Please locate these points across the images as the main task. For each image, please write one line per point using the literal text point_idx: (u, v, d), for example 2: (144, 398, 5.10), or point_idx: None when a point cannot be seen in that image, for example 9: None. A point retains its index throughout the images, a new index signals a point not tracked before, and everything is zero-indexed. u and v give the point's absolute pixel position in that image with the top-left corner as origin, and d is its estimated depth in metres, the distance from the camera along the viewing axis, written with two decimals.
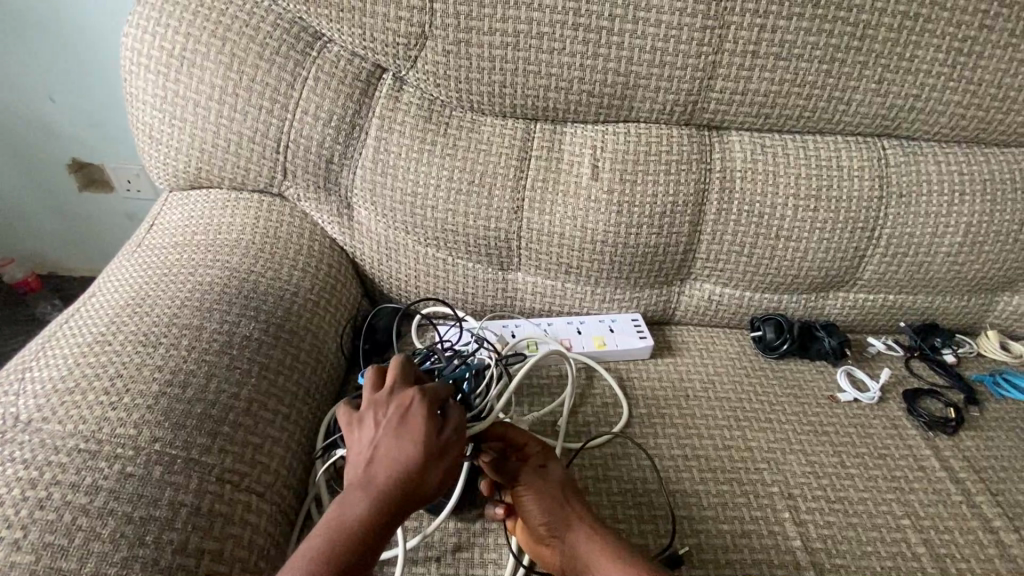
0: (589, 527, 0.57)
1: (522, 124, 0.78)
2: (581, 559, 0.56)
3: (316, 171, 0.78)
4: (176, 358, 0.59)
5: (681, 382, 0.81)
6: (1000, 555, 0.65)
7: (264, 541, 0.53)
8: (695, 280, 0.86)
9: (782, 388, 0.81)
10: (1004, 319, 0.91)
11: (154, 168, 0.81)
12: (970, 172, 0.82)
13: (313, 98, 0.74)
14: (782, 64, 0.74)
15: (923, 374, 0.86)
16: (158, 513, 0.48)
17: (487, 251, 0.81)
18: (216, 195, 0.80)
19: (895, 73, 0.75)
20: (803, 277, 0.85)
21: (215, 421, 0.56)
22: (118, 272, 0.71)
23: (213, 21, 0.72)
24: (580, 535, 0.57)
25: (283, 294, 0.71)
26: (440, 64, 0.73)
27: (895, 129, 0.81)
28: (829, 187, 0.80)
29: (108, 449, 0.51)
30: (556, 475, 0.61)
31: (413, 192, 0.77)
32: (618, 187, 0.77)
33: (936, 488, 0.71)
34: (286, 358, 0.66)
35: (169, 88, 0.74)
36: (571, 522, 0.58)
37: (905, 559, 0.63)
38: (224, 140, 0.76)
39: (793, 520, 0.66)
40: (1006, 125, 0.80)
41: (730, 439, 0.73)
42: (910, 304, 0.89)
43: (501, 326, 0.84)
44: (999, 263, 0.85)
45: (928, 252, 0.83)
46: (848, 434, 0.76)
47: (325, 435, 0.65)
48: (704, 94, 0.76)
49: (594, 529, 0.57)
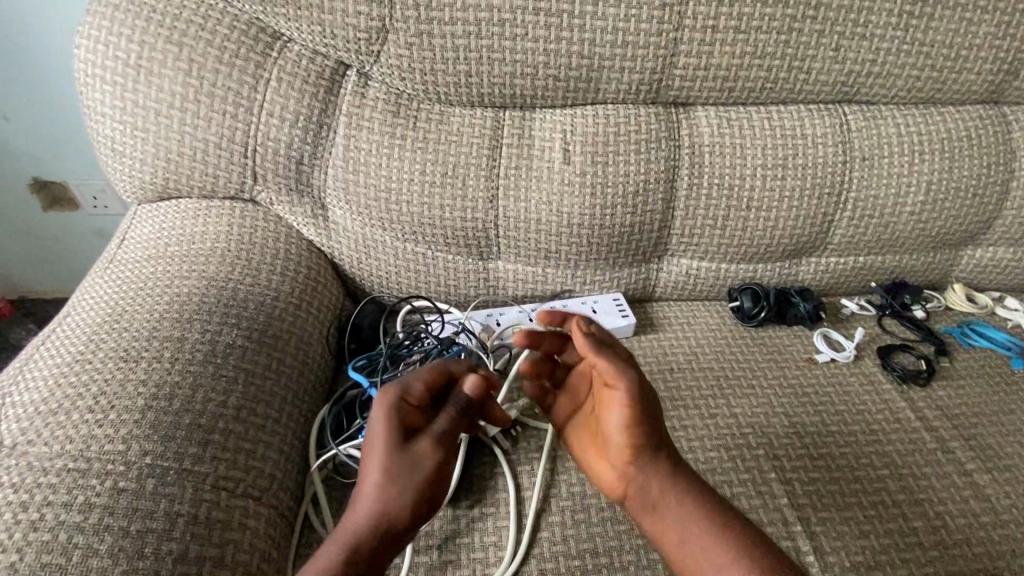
0: (690, 498, 0.55)
1: (491, 112, 0.79)
2: (654, 497, 0.55)
3: (288, 173, 0.77)
4: (160, 371, 0.59)
5: (666, 357, 0.83)
6: (975, 495, 0.68)
7: (265, 544, 0.54)
8: (673, 256, 0.88)
9: (762, 354, 0.84)
10: (969, 272, 0.95)
11: (120, 182, 0.79)
12: (928, 132, 0.84)
13: (278, 99, 0.73)
14: (742, 37, 0.75)
15: (895, 331, 0.89)
16: (155, 524, 0.48)
17: (466, 242, 0.81)
18: (186, 205, 0.79)
19: (851, 39, 0.77)
20: (776, 245, 0.87)
21: (204, 430, 0.56)
22: (91, 290, 0.70)
23: (167, 27, 0.71)
24: (659, 487, 0.55)
25: (264, 300, 0.71)
26: (404, 58, 0.73)
27: (854, 95, 0.83)
28: (794, 155, 0.82)
29: (99, 467, 0.50)
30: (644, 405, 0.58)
31: (387, 188, 0.77)
32: (590, 169, 0.78)
33: (912, 438, 0.74)
34: (271, 363, 0.66)
35: (128, 99, 0.73)
36: (656, 477, 0.56)
37: (886, 507, 0.66)
38: (190, 148, 0.75)
39: (779, 479, 0.68)
40: (959, 84, 0.83)
41: (715, 408, 0.76)
42: (878, 265, 0.92)
43: (486, 315, 0.84)
44: (960, 218, 0.88)
45: (893, 212, 0.86)
46: (827, 394, 0.79)
47: (319, 425, 0.67)
48: (668, 72, 0.77)
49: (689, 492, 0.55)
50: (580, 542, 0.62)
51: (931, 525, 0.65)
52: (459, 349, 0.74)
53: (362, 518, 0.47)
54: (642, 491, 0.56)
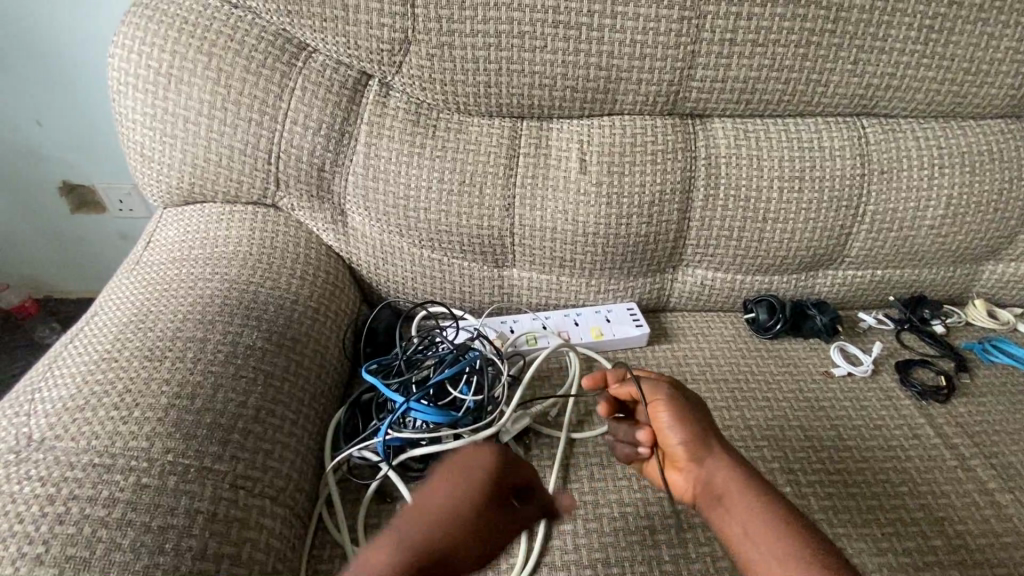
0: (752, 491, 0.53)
1: (509, 122, 0.80)
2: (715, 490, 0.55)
3: (310, 179, 0.79)
4: (183, 371, 0.60)
5: (680, 367, 0.83)
6: (996, 515, 0.67)
7: (280, 543, 0.55)
8: (688, 266, 0.88)
9: (777, 366, 0.83)
10: (991, 287, 0.93)
11: (147, 186, 0.82)
12: (948, 146, 0.84)
13: (302, 108, 0.75)
14: (759, 50, 0.76)
15: (913, 345, 0.88)
16: (176, 521, 0.49)
17: (481, 249, 0.82)
18: (210, 209, 0.81)
19: (870, 53, 0.77)
20: (793, 257, 0.87)
21: (225, 429, 0.57)
22: (118, 290, 0.72)
23: (198, 37, 0.73)
24: (723, 480, 0.55)
25: (283, 303, 0.72)
26: (425, 68, 0.74)
27: (873, 108, 0.83)
28: (812, 168, 0.82)
29: (123, 462, 0.52)
30: (693, 416, 0.61)
31: (406, 196, 0.78)
32: (606, 179, 0.79)
33: (931, 454, 0.73)
34: (290, 365, 0.67)
35: (158, 106, 0.75)
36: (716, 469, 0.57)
37: (905, 525, 0.65)
38: (216, 154, 0.77)
39: (795, 493, 0.68)
40: (980, 98, 0.82)
41: (729, 419, 0.75)
42: (897, 278, 0.91)
43: (500, 322, 0.85)
44: (981, 233, 0.87)
45: (913, 226, 0.85)
46: (843, 408, 0.78)
47: (336, 424, 0.69)
48: (685, 84, 0.77)
49: (749, 482, 0.54)
50: (592, 552, 0.62)
51: (951, 544, 0.64)
52: (474, 356, 0.72)
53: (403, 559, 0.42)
54: (708, 487, 0.56)
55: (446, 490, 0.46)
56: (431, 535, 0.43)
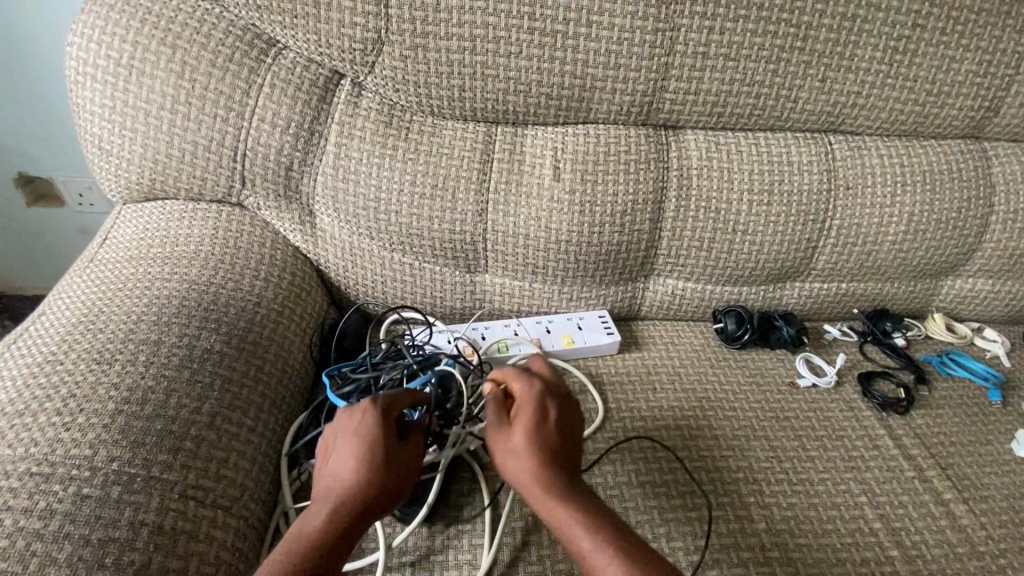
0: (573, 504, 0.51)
1: (483, 127, 0.79)
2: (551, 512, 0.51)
3: (277, 179, 0.77)
4: (134, 374, 0.58)
5: (649, 375, 0.83)
6: (951, 525, 0.68)
7: (232, 556, 0.53)
8: (659, 275, 0.88)
9: (745, 376, 0.84)
10: (950, 301, 0.96)
11: (106, 181, 0.79)
12: (910, 164, 0.86)
13: (270, 105, 0.73)
14: (732, 65, 0.77)
15: (875, 358, 0.90)
16: (118, 534, 0.47)
17: (453, 254, 0.81)
18: (172, 207, 0.78)
19: (837, 71, 0.79)
20: (760, 270, 0.88)
21: (176, 437, 0.55)
22: (69, 289, 0.69)
23: (162, 29, 0.71)
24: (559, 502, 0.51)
25: (245, 306, 0.70)
26: (398, 69, 0.73)
27: (840, 125, 0.85)
28: (780, 182, 0.83)
29: (63, 472, 0.49)
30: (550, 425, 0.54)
31: (376, 198, 0.77)
32: (579, 187, 0.79)
33: (890, 465, 0.74)
34: (249, 370, 0.65)
35: (118, 98, 0.72)
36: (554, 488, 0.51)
37: (863, 535, 0.66)
38: (178, 150, 0.74)
39: (758, 503, 0.68)
40: (941, 119, 0.85)
41: (696, 429, 0.76)
42: (860, 292, 0.93)
43: (471, 328, 0.84)
44: (941, 249, 0.90)
45: (876, 240, 0.87)
46: (807, 419, 0.79)
47: (297, 430, 0.67)
48: (658, 95, 0.78)
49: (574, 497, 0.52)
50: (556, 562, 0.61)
51: (908, 554, 0.65)
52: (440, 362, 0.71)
53: (331, 509, 0.49)
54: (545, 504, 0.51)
55: (346, 465, 0.52)
56: (342, 506, 0.49)
